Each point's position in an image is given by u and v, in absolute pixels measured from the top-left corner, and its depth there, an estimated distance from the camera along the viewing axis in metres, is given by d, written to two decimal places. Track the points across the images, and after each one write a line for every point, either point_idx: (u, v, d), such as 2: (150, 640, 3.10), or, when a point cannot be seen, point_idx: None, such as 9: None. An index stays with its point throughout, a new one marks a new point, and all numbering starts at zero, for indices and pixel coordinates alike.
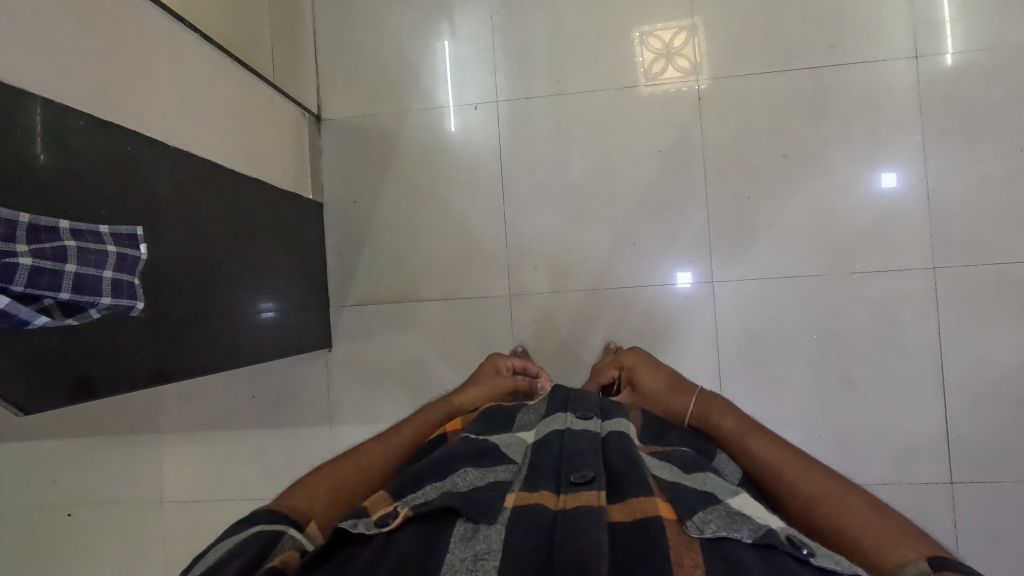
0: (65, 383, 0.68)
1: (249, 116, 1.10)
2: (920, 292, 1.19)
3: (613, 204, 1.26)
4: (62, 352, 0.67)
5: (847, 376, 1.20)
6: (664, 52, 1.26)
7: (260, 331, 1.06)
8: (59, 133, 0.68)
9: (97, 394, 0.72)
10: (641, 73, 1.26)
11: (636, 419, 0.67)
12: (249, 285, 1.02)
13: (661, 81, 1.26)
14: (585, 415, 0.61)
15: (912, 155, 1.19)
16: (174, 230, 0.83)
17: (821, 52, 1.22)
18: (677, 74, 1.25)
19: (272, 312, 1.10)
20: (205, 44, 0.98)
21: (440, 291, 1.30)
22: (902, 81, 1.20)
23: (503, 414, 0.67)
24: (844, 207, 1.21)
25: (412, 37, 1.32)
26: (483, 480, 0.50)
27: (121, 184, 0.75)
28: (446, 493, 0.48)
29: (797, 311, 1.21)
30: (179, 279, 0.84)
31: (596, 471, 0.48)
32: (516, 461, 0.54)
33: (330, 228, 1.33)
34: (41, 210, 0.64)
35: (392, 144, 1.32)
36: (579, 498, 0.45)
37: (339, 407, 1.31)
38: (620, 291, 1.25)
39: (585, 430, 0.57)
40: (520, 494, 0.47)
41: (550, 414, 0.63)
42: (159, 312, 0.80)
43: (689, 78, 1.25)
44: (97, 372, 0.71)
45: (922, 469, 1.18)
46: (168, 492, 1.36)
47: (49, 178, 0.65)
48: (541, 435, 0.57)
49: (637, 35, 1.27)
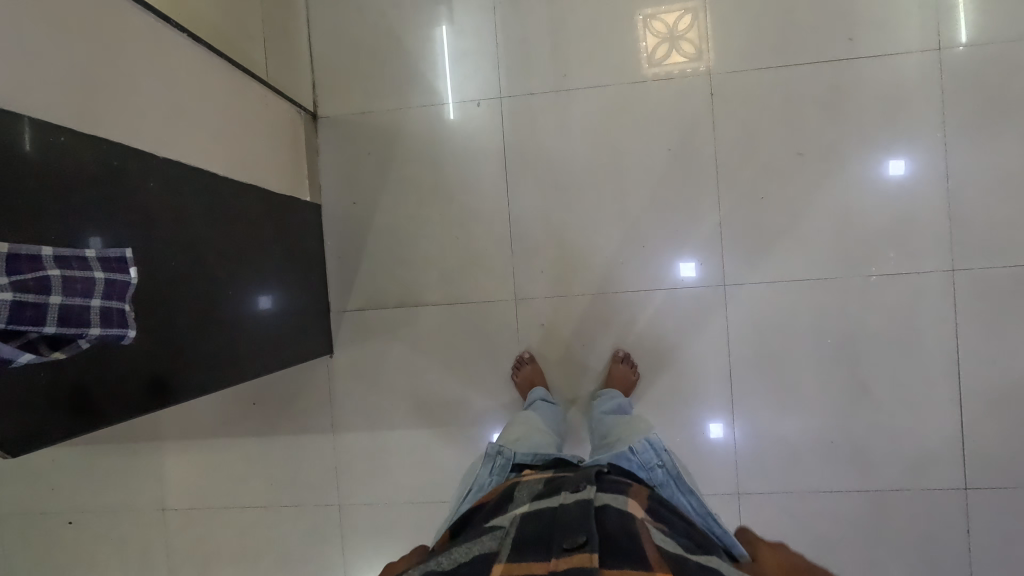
0: (46, 418, 0.64)
1: (242, 119, 1.05)
2: (936, 297, 1.15)
3: (621, 204, 1.22)
4: (47, 386, 0.64)
5: (861, 381, 1.18)
6: (667, 35, 1.20)
7: (263, 343, 1.03)
8: (50, 147, 0.64)
9: (83, 426, 0.68)
10: (644, 58, 1.21)
11: (637, 495, 0.65)
12: (245, 288, 0.98)
13: (665, 66, 1.20)
14: (576, 488, 0.63)
15: (931, 151, 1.15)
16: (167, 246, 0.79)
17: (837, 43, 1.17)
18: (681, 59, 1.20)
19: (267, 306, 1.05)
20: (195, 45, 0.92)
21: (442, 296, 1.26)
22: (923, 73, 1.15)
23: (504, 494, 0.68)
24: (860, 205, 1.17)
25: (411, 29, 1.26)
26: (469, 555, 0.53)
27: (110, 204, 0.70)
28: (430, 570, 0.50)
29: (811, 314, 1.18)
30: (172, 295, 0.80)
31: (588, 535, 0.51)
32: (504, 530, 0.57)
33: (329, 231, 1.29)
34: (27, 232, 0.60)
35: (391, 142, 1.27)
36: (573, 560, 0.47)
37: (342, 414, 1.29)
38: (628, 294, 1.22)
39: (577, 501, 0.59)
40: (507, 565, 0.49)
41: (546, 493, 0.65)
42: (157, 333, 0.77)
43: (694, 63, 1.20)
44: (80, 405, 0.67)
45: (936, 476, 1.16)
46: (170, 501, 1.34)
47: (38, 195, 0.62)
48: (532, 508, 0.60)
49: (639, 19, 1.21)
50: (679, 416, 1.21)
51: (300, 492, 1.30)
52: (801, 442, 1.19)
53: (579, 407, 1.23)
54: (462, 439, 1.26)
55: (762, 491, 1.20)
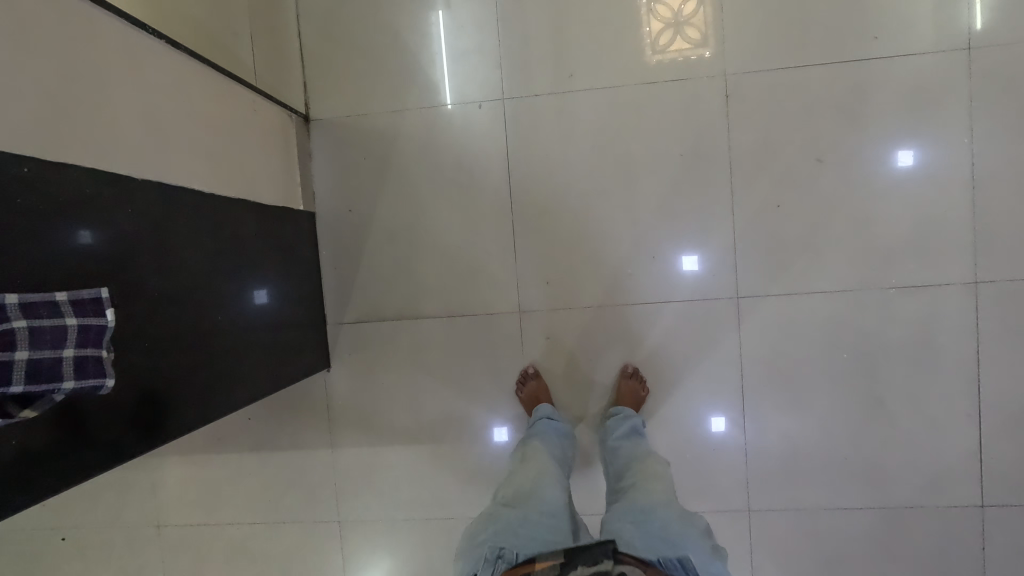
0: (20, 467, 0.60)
1: (230, 128, 0.98)
2: (958, 309, 1.11)
3: (629, 212, 1.16)
4: (21, 441, 0.60)
5: (877, 396, 1.14)
6: (672, 20, 1.14)
7: (261, 355, 0.99)
8: (33, 168, 0.60)
9: (61, 468, 0.64)
10: (647, 44, 1.14)
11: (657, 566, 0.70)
12: (243, 293, 0.95)
13: (666, 51, 1.14)
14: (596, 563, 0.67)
15: (956, 157, 1.09)
16: (156, 268, 0.75)
17: (860, 40, 1.10)
18: (684, 45, 1.13)
19: (263, 300, 1.01)
20: (174, 52, 0.85)
21: (443, 307, 1.21)
22: (951, 73, 1.08)
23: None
24: (880, 214, 1.11)
25: (408, 25, 1.19)
26: None
27: (88, 225, 0.66)
28: None
29: (826, 327, 1.14)
30: (164, 320, 0.76)
31: None
32: None
33: (324, 240, 1.23)
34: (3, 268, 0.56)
35: (388, 146, 1.21)
36: None
37: (340, 430, 1.24)
38: (637, 306, 1.17)
39: None
40: None
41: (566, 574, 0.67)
42: (148, 362, 0.73)
43: (697, 49, 1.13)
44: (60, 447, 0.64)
45: (952, 493, 1.13)
46: (165, 516, 1.30)
47: (17, 226, 0.58)
48: None
49: (643, 2, 1.14)
50: (689, 433, 1.18)
51: (298, 508, 1.27)
52: (814, 460, 1.16)
53: (586, 422, 1.19)
54: (465, 455, 1.22)
55: (773, 508, 1.17)
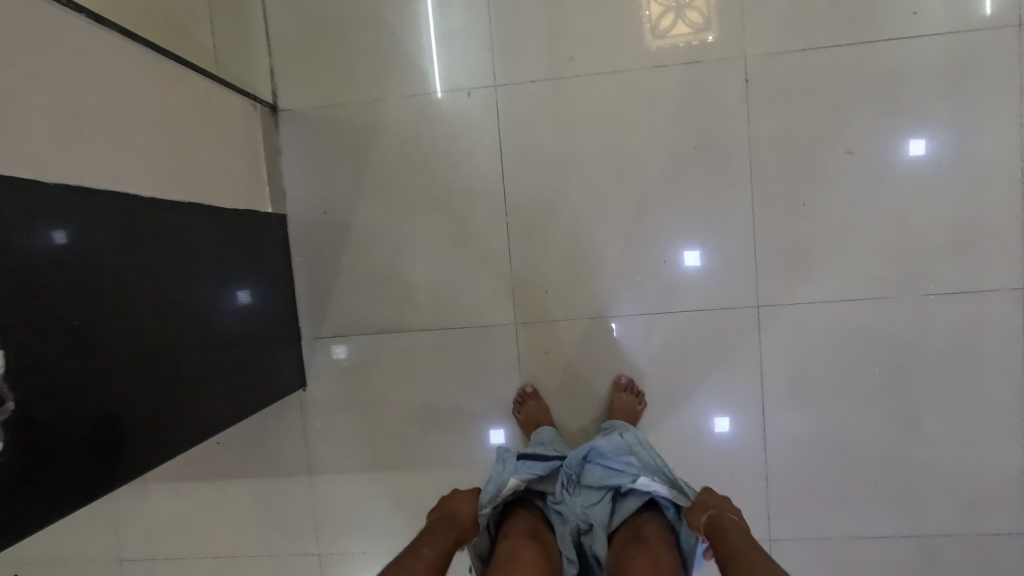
0: None
1: (187, 123, 0.85)
2: (1004, 318, 1.00)
3: (639, 212, 1.04)
4: None
5: (914, 415, 1.03)
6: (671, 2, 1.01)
7: (237, 370, 0.90)
8: None
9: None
10: (647, 28, 1.02)
11: None
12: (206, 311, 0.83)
13: (668, 37, 1.02)
14: None
15: (1003, 149, 0.98)
16: (138, 272, 0.70)
17: (897, 18, 0.98)
18: (686, 30, 1.01)
19: (245, 300, 0.94)
20: (109, 31, 0.71)
21: (431, 320, 1.09)
22: (999, 54, 0.96)
23: None
24: (917, 214, 1.00)
25: (388, 3, 1.06)
26: None
27: (57, 223, 0.60)
28: None
29: (857, 339, 1.03)
30: (143, 329, 0.70)
31: None
32: None
33: (297, 245, 1.11)
34: None
35: (368, 140, 1.08)
36: None
37: (319, 455, 1.13)
38: (646, 317, 1.06)
39: None
40: None
41: None
42: (123, 376, 0.67)
43: (698, 34, 1.01)
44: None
45: (994, 519, 1.03)
46: (127, 550, 1.18)
47: None
48: None
49: None
50: (705, 456, 1.07)
51: (274, 540, 1.15)
52: (842, 484, 1.05)
53: None
54: (457, 482, 1.11)
55: (796, 537, 1.07)
